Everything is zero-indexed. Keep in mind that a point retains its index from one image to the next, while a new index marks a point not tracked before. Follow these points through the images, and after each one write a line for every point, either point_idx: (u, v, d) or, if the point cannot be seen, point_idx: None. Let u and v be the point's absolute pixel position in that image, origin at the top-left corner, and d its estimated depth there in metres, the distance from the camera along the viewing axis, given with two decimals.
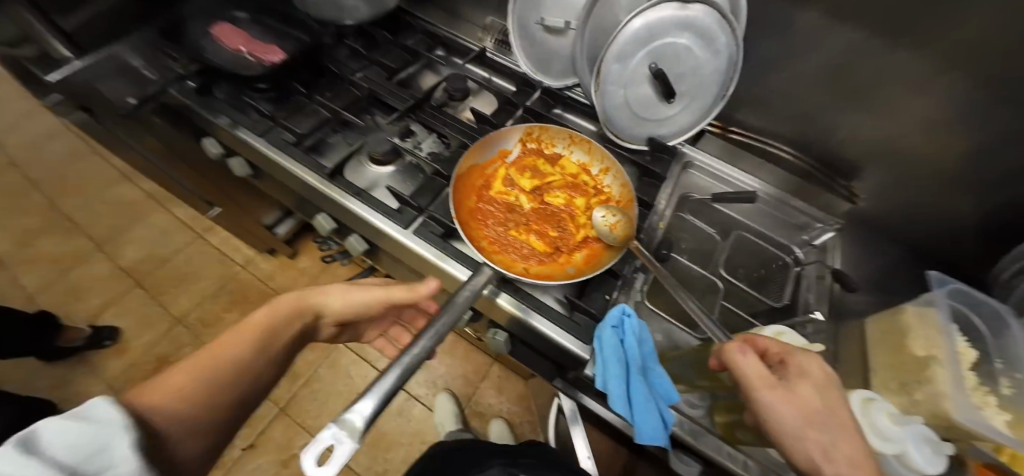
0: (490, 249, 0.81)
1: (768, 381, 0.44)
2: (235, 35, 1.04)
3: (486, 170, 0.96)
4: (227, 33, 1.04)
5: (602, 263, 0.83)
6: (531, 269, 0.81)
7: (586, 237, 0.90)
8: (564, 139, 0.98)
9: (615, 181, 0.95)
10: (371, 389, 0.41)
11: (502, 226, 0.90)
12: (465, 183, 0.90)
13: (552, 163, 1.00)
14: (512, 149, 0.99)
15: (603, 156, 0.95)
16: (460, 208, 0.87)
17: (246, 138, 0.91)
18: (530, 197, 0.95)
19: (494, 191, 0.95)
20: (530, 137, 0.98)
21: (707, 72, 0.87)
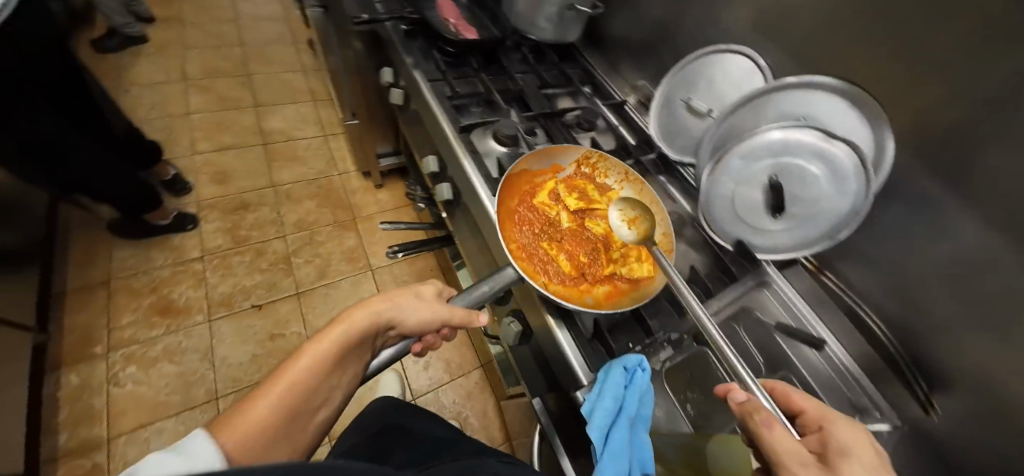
0: (518, 250, 0.84)
1: (801, 457, 0.42)
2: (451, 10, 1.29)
3: (536, 178, 1.02)
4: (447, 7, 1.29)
5: (627, 301, 0.83)
6: (552, 287, 0.81)
7: (613, 272, 0.91)
8: (618, 174, 1.07)
9: (660, 227, 0.97)
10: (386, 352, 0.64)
11: (532, 236, 0.92)
12: (513, 182, 0.95)
13: (602, 192, 1.06)
14: (564, 167, 1.06)
15: (654, 196, 1.01)
16: (500, 206, 0.90)
17: (418, 78, 1.11)
18: (569, 219, 1.00)
19: (538, 200, 1.00)
20: (587, 161, 1.06)
21: (827, 209, 0.82)
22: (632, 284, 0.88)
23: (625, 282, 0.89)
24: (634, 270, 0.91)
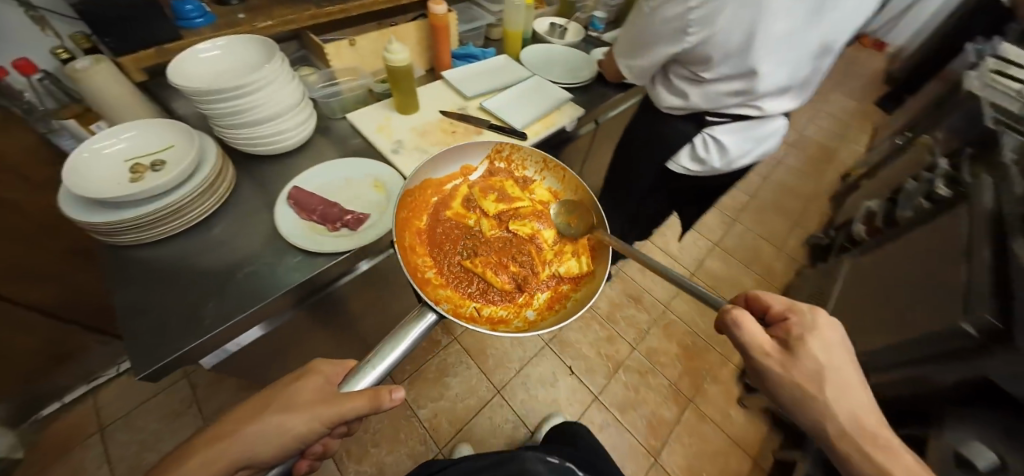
0: (436, 281, 0.77)
1: (766, 350, 0.46)
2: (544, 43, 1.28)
3: (444, 186, 0.93)
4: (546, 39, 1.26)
5: (568, 311, 0.74)
6: (484, 311, 0.75)
7: (552, 279, 0.83)
8: (535, 162, 0.97)
9: (585, 215, 0.89)
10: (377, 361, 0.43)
11: (457, 256, 0.85)
12: (413, 200, 0.85)
13: (519, 186, 0.98)
14: (472, 169, 0.96)
15: (573, 183, 0.91)
16: (402, 230, 0.80)
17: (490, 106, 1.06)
18: (491, 224, 0.91)
19: (450, 210, 0.92)
20: (496, 154, 0.96)
21: (657, 12, 0.77)
22: (574, 287, 0.80)
23: (566, 286, 0.81)
24: (572, 268, 0.83)
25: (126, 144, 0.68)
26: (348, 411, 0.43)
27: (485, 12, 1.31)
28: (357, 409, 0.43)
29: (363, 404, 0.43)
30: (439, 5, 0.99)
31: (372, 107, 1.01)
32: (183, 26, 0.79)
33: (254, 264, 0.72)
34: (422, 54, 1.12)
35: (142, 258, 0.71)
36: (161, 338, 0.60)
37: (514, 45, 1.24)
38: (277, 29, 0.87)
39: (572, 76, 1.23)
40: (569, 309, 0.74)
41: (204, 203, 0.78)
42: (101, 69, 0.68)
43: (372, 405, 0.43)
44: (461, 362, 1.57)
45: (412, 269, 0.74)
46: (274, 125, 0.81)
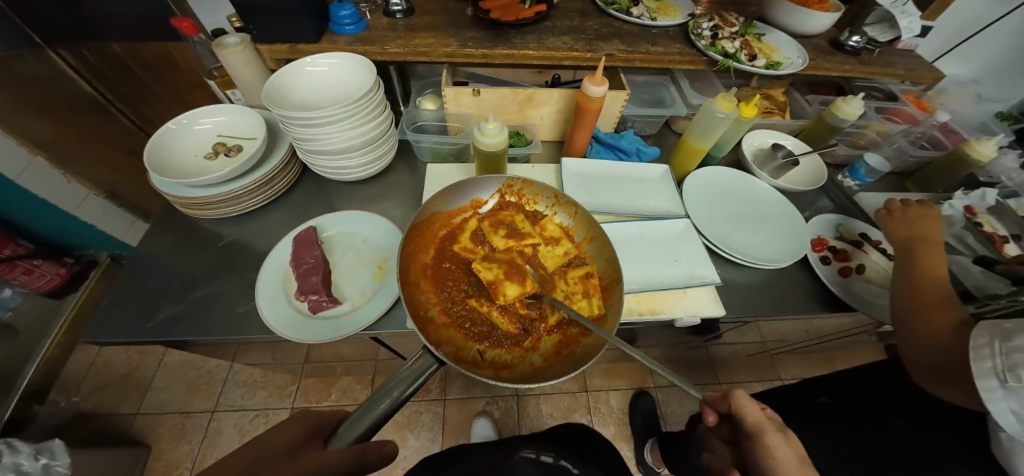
0: (439, 322, 0.61)
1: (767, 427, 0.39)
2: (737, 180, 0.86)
3: (454, 218, 0.74)
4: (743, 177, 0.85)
5: (574, 362, 0.56)
6: (487, 356, 0.59)
7: (560, 321, 0.65)
8: (551, 197, 0.76)
9: (599, 254, 0.69)
10: (387, 399, 0.42)
11: (462, 296, 0.67)
12: (421, 235, 0.67)
13: (528, 224, 0.76)
14: (485, 201, 0.76)
15: (588, 221, 0.71)
16: (408, 267, 0.63)
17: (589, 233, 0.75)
18: (502, 262, 0.71)
19: (457, 246, 0.72)
20: (507, 189, 0.75)
21: None
22: (584, 332, 0.61)
23: (576, 330, 0.63)
24: (581, 309, 0.64)
25: (217, 125, 0.77)
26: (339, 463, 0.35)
27: (680, 98, 0.94)
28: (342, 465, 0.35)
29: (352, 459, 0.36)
30: (597, 86, 0.70)
31: (456, 166, 0.85)
32: (333, 31, 0.77)
33: (233, 284, 0.68)
34: (557, 125, 0.90)
35: (189, 219, 0.76)
36: (117, 315, 0.62)
37: (688, 161, 0.86)
38: (408, 56, 0.78)
39: (747, 244, 0.76)
40: (577, 358, 0.57)
41: (248, 199, 0.75)
42: (236, 58, 0.72)
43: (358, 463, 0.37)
44: (431, 428, 1.33)
45: (413, 308, 0.58)
46: (344, 157, 0.75)
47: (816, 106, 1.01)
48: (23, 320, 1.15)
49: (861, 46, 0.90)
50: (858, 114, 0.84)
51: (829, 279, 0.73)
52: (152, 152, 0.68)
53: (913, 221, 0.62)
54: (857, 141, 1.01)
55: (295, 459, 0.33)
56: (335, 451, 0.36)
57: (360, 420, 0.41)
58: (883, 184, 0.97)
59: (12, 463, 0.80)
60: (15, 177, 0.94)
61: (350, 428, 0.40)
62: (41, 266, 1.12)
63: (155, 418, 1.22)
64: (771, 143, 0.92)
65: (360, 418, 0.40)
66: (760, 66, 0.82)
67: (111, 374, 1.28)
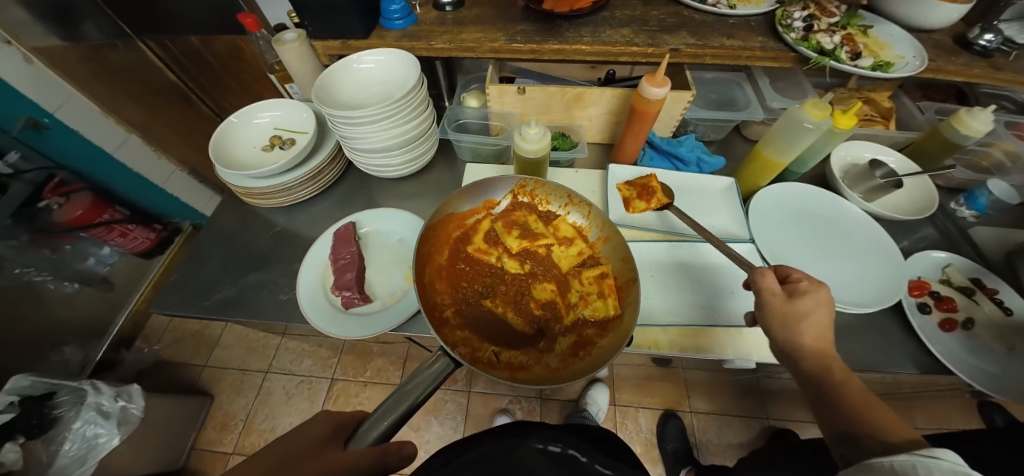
0: (454, 323, 0.57)
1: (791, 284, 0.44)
2: (809, 201, 0.74)
3: (468, 219, 0.70)
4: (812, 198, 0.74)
5: (592, 362, 0.53)
6: (503, 358, 0.55)
7: (576, 322, 0.62)
8: (562, 197, 0.70)
9: (615, 254, 0.64)
10: (400, 404, 0.39)
11: (476, 297, 0.64)
12: (435, 235, 0.64)
13: (539, 225, 0.72)
14: (499, 201, 0.71)
15: (603, 220, 0.66)
16: (424, 267, 0.61)
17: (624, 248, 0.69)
18: (516, 262, 0.69)
19: (470, 248, 0.70)
20: (520, 189, 0.70)
21: None
22: (601, 332, 0.58)
23: (592, 330, 0.59)
24: (598, 310, 0.61)
25: (274, 119, 0.81)
26: (355, 465, 0.35)
27: (756, 100, 0.81)
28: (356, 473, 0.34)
29: (368, 465, 0.35)
30: (657, 87, 0.62)
31: (495, 168, 0.82)
32: (383, 25, 0.76)
33: (280, 272, 0.72)
34: (606, 127, 0.83)
35: (248, 206, 0.82)
36: (184, 291, 0.68)
37: (759, 175, 0.74)
38: (453, 52, 0.75)
39: (822, 278, 0.65)
40: (595, 358, 0.54)
41: (297, 191, 0.79)
42: (294, 54, 0.75)
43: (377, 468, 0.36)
44: (454, 417, 1.36)
45: (427, 308, 0.55)
46: (385, 155, 0.75)
47: (936, 114, 0.82)
48: (118, 275, 1.35)
49: (995, 45, 0.69)
50: (988, 130, 0.66)
51: (929, 333, 0.60)
52: (216, 144, 0.74)
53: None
54: (983, 162, 0.81)
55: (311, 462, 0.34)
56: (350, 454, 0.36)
57: (378, 420, 0.39)
58: (1021, 215, 0.77)
59: (95, 403, 0.94)
60: (114, 150, 1.10)
61: (370, 429, 0.39)
62: (133, 230, 1.26)
63: (222, 371, 1.38)
64: (869, 158, 0.76)
65: (379, 416, 0.39)
66: (865, 67, 0.67)
67: (187, 328, 1.46)
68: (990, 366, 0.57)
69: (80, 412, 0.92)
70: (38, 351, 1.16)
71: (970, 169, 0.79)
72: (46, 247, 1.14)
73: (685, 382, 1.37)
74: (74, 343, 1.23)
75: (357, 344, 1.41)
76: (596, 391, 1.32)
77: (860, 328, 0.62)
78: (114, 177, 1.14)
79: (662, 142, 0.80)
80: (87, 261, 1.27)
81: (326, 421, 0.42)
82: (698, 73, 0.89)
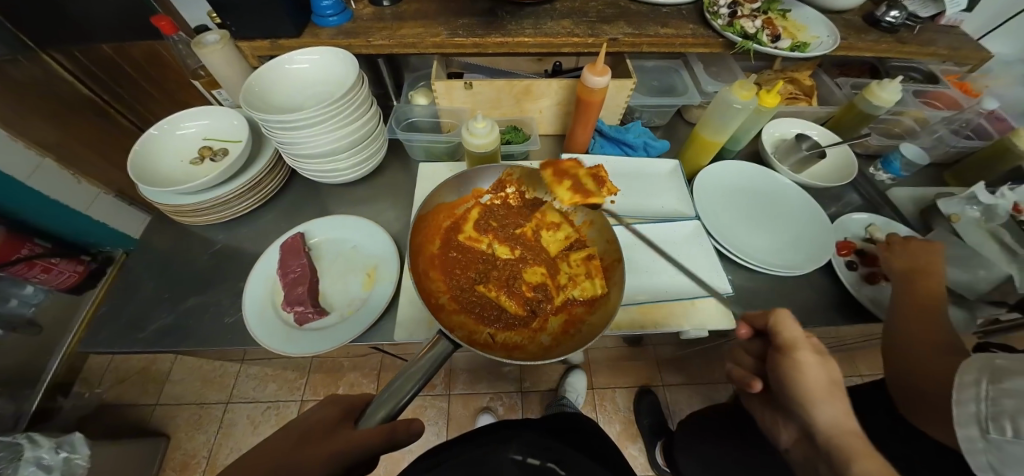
0: (451, 308, 0.58)
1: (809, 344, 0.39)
2: (746, 177, 0.80)
3: (458, 208, 0.70)
4: (749, 175, 0.80)
5: (583, 338, 0.54)
6: (499, 338, 0.57)
7: (565, 302, 0.62)
8: (548, 183, 0.72)
9: (600, 236, 0.65)
10: (407, 388, 0.39)
11: (469, 283, 0.64)
12: (427, 226, 0.65)
13: (527, 212, 0.73)
14: (487, 189, 0.71)
15: (587, 203, 0.67)
16: (417, 255, 0.61)
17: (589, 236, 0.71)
18: (507, 248, 0.69)
19: (461, 235, 0.70)
20: (507, 177, 0.72)
21: None
22: (589, 309, 0.59)
23: (581, 308, 0.60)
24: (586, 290, 0.62)
25: (201, 129, 0.74)
26: (363, 447, 0.35)
27: (693, 85, 0.86)
28: (365, 455, 0.35)
29: (376, 443, 0.36)
30: (599, 76, 0.64)
31: (450, 165, 0.81)
32: (316, 23, 0.72)
33: (225, 292, 0.67)
34: (558, 118, 0.84)
35: (181, 225, 0.75)
36: (112, 326, 0.61)
37: (700, 156, 0.79)
38: (394, 48, 0.72)
39: (763, 246, 0.70)
40: (585, 334, 0.54)
41: (236, 204, 0.73)
42: (216, 57, 0.69)
43: (386, 445, 0.37)
44: (436, 423, 1.34)
45: (423, 294, 0.55)
46: (333, 160, 0.72)
47: (847, 90, 0.91)
48: (45, 315, 1.17)
49: (900, 21, 0.78)
50: (896, 99, 0.74)
51: (855, 286, 0.66)
52: (135, 160, 0.66)
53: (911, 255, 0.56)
54: (892, 130, 0.91)
55: (324, 447, 0.34)
56: (360, 436, 0.36)
57: (383, 402, 0.39)
58: (921, 176, 0.88)
59: (34, 457, 0.85)
60: (25, 178, 0.91)
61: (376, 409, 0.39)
62: (59, 264, 1.06)
63: (175, 408, 1.27)
64: (795, 133, 0.83)
65: (385, 400, 0.39)
66: (784, 48, 0.73)
67: (130, 366, 1.33)
68: None
69: (18, 468, 0.83)
70: None
71: (880, 137, 0.88)
72: None
73: (655, 359, 1.44)
74: (1, 394, 1.06)
75: (325, 361, 1.34)
76: (574, 377, 1.35)
77: (799, 290, 0.68)
78: (25, 204, 0.94)
79: (612, 130, 0.83)
80: (9, 303, 1.10)
81: (331, 406, 0.40)
82: (638, 61, 0.92)
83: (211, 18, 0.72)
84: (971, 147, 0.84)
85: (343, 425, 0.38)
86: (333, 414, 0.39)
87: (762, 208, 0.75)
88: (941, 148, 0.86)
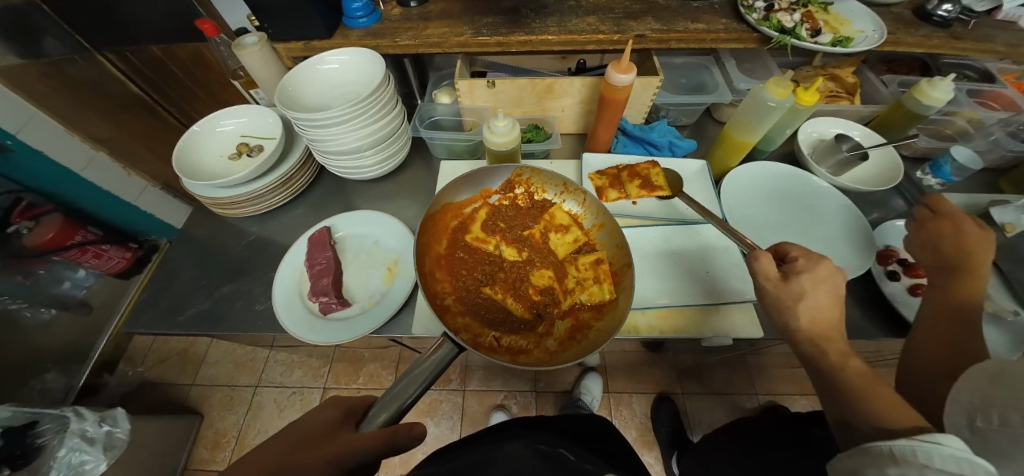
0: (456, 309, 0.58)
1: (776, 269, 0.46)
2: (780, 180, 0.76)
3: (465, 208, 0.70)
4: (784, 177, 0.76)
5: (590, 344, 0.54)
6: (504, 342, 0.57)
7: (573, 306, 0.62)
8: (557, 185, 0.71)
9: (610, 241, 0.65)
10: (410, 390, 0.40)
11: (475, 284, 0.64)
12: (434, 226, 0.65)
13: (534, 213, 0.72)
14: (495, 190, 0.72)
15: (598, 207, 0.66)
16: (425, 255, 0.62)
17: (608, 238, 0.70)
18: (514, 250, 0.68)
19: (469, 235, 0.70)
20: (516, 179, 0.71)
21: None
22: (597, 315, 0.59)
23: (589, 314, 0.60)
24: (594, 295, 0.61)
25: (239, 126, 0.79)
26: (364, 449, 0.36)
27: (723, 82, 0.83)
28: (367, 457, 0.36)
29: (378, 445, 0.37)
30: (623, 74, 0.62)
31: (471, 163, 0.82)
32: (347, 24, 0.75)
33: (256, 281, 0.71)
34: (580, 117, 0.83)
35: (219, 217, 0.80)
36: (156, 309, 0.66)
37: (730, 156, 0.75)
38: (420, 48, 0.74)
39: None
40: (593, 340, 0.55)
41: (269, 198, 0.77)
42: (255, 58, 0.73)
43: (386, 449, 0.38)
44: (450, 417, 1.36)
45: (429, 295, 0.56)
46: (358, 157, 0.74)
47: (896, 87, 0.85)
48: (95, 297, 1.28)
49: (954, 15, 0.72)
50: (953, 97, 0.68)
51: (898, 299, 0.61)
52: (180, 155, 0.71)
53: (935, 241, 0.48)
54: (941, 131, 0.84)
55: (326, 446, 0.36)
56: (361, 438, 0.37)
57: (384, 406, 0.41)
58: (979, 181, 0.80)
59: (79, 429, 0.92)
60: (80, 171, 1.02)
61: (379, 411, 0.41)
62: (109, 250, 1.17)
63: (210, 388, 1.35)
64: (835, 133, 0.78)
65: (387, 403, 0.40)
66: (825, 43, 0.69)
67: (170, 347, 1.43)
68: None
69: (65, 439, 0.90)
70: (17, 378, 1.10)
71: (933, 138, 0.81)
72: (22, 273, 1.11)
73: (675, 365, 1.40)
74: (55, 369, 1.17)
75: (347, 351, 1.39)
76: (589, 381, 1.33)
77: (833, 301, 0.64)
78: (81, 195, 1.05)
79: (635, 129, 0.81)
80: (63, 285, 1.22)
81: (337, 406, 0.42)
82: (665, 58, 0.89)
83: (251, 21, 0.76)
84: None
85: (345, 427, 0.40)
86: (335, 415, 0.41)
87: (794, 213, 0.71)
88: (996, 152, 0.78)
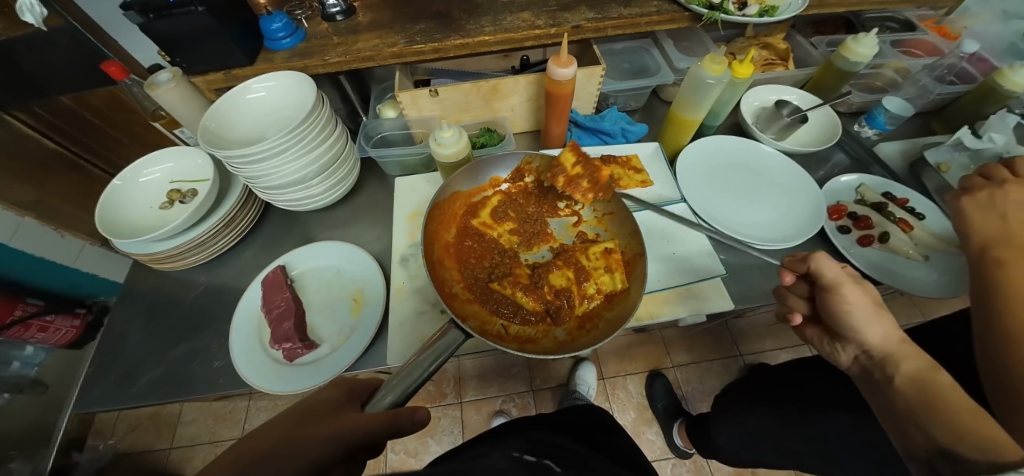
0: (464, 297, 0.59)
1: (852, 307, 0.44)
2: (726, 151, 0.78)
3: (473, 197, 0.70)
4: (728, 148, 0.78)
5: (600, 335, 0.54)
6: (513, 331, 0.57)
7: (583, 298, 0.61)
8: None
9: (622, 229, 0.64)
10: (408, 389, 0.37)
11: (485, 274, 0.63)
12: (442, 213, 0.65)
13: (545, 201, 0.71)
14: (504, 178, 0.71)
15: (609, 195, 0.65)
16: (433, 242, 0.62)
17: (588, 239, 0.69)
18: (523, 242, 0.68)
19: (478, 222, 0.69)
20: (525, 167, 0.70)
21: None
22: (607, 305, 0.58)
23: (599, 304, 0.59)
24: (605, 285, 0.61)
25: (166, 173, 0.72)
26: (374, 432, 0.32)
27: (665, 63, 0.84)
28: (374, 437, 0.32)
29: (384, 426, 0.33)
30: (564, 68, 0.62)
31: (426, 177, 0.80)
32: (270, 47, 0.70)
33: (212, 336, 0.65)
34: (531, 114, 0.82)
35: (163, 272, 0.73)
36: (104, 385, 0.60)
37: (681, 135, 0.77)
38: (354, 64, 0.70)
39: (755, 220, 0.69)
40: (603, 330, 0.54)
41: (214, 244, 0.71)
42: (172, 97, 0.67)
43: (390, 433, 0.34)
44: (451, 432, 1.33)
45: (436, 284, 0.56)
46: (304, 187, 0.70)
47: (823, 48, 0.89)
48: (49, 373, 1.06)
49: None
50: (874, 53, 0.72)
51: (852, 252, 0.65)
52: (103, 214, 0.65)
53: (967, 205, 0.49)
54: (874, 83, 0.89)
55: (339, 421, 0.32)
56: (370, 415, 0.33)
57: (393, 385, 0.37)
58: (911, 126, 0.86)
59: None
60: (8, 240, 0.80)
61: (386, 395, 0.37)
62: (56, 322, 0.93)
63: (190, 449, 1.26)
64: (774, 100, 0.81)
65: (397, 383, 0.37)
66: (753, 14, 0.71)
67: (140, 413, 1.32)
68: (909, 272, 0.62)
69: None
70: None
71: (864, 93, 0.86)
72: None
73: (663, 341, 1.44)
74: (21, 457, 0.97)
75: None
76: (583, 370, 1.34)
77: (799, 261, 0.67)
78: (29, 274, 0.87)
79: (588, 119, 0.81)
80: (11, 366, 0.96)
81: (337, 386, 0.38)
82: (606, 44, 0.89)
83: (164, 57, 0.70)
84: (957, 91, 0.82)
85: (350, 406, 0.35)
86: (336, 396, 0.36)
87: (747, 179, 0.74)
88: (925, 97, 0.84)
